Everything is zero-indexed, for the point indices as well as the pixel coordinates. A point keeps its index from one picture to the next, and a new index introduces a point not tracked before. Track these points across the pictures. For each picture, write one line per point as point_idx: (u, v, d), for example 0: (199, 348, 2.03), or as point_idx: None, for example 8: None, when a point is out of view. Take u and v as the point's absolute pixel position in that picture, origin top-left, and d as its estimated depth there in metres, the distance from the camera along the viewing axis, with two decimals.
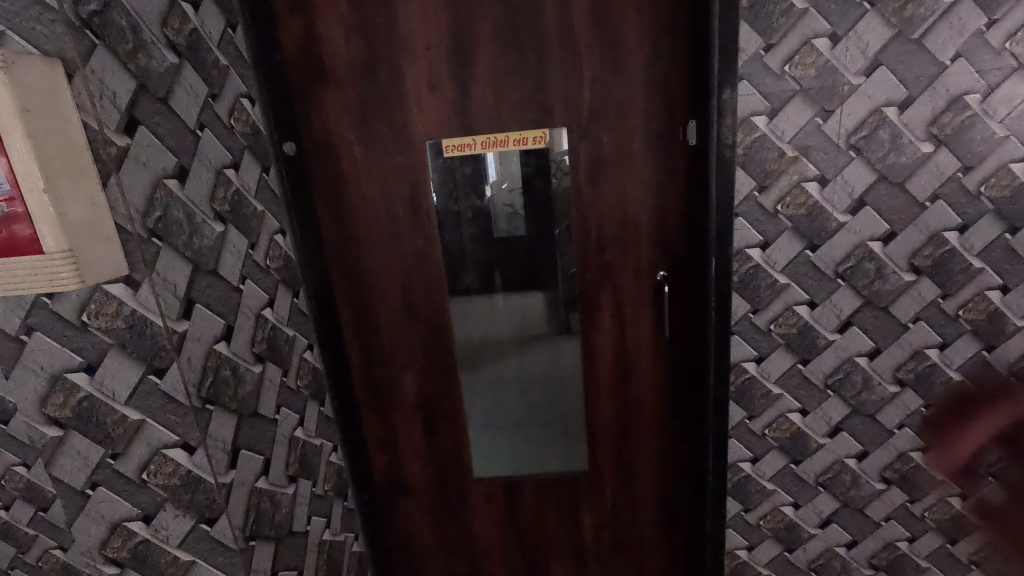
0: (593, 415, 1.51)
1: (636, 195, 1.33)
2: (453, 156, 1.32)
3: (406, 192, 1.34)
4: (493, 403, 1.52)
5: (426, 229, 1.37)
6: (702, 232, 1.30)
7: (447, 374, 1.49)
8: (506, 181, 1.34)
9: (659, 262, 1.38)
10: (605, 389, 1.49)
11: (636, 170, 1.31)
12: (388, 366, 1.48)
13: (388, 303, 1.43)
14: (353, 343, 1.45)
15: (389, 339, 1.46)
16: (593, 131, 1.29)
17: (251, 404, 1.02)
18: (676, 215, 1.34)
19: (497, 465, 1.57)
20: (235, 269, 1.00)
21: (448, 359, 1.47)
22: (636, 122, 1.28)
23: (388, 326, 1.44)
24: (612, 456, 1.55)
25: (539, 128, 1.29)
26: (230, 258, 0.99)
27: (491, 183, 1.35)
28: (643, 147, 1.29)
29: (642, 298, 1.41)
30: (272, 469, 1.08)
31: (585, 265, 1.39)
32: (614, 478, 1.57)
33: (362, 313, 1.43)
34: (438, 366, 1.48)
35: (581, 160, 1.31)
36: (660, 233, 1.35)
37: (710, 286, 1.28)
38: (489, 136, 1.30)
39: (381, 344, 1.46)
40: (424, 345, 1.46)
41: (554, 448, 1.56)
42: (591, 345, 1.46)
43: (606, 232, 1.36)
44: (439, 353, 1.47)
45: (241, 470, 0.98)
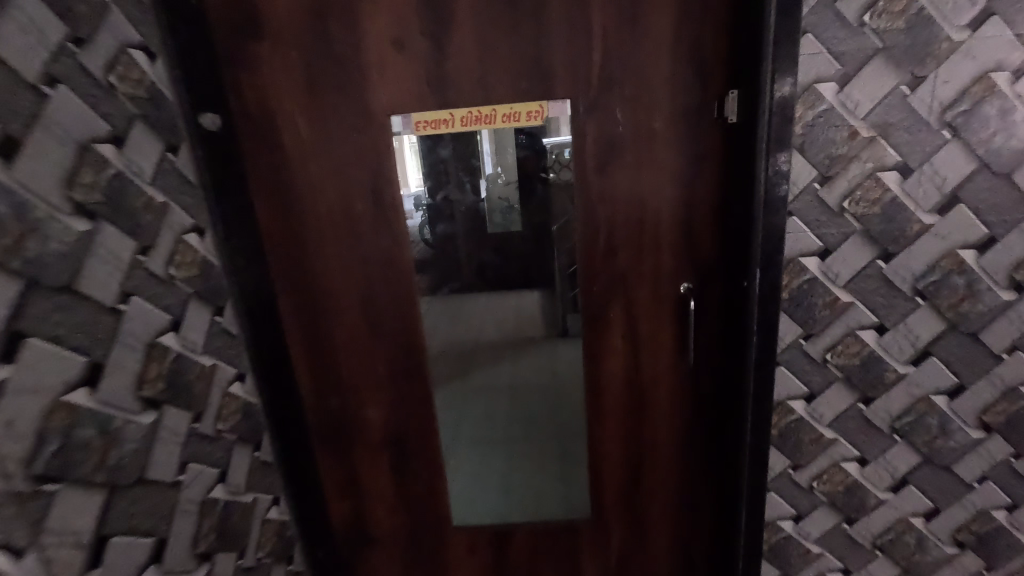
0: (596, 452, 1.24)
1: (657, 188, 1.06)
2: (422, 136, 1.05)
3: (368, 181, 1.06)
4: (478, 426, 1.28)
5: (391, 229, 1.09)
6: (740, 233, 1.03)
7: (419, 405, 1.21)
8: (502, 174, 1.12)
9: (683, 272, 1.10)
10: (614, 425, 1.22)
11: (658, 156, 1.03)
12: (350, 395, 1.20)
13: (346, 318, 1.15)
14: (303, 365, 1.17)
15: (349, 362, 1.18)
16: (604, 106, 1.01)
17: (135, 469, 0.74)
18: (706, 213, 1.06)
19: (482, 503, 1.33)
20: (110, 283, 0.72)
21: (420, 386, 1.20)
22: (659, 94, 1.00)
23: (345, 346, 1.17)
24: (619, 500, 1.28)
25: (536, 102, 1.02)
26: (101, 269, 0.71)
27: (486, 175, 1.12)
28: (666, 127, 1.02)
29: (661, 316, 1.14)
30: (171, 551, 0.81)
31: (591, 275, 1.11)
32: (623, 530, 1.30)
33: (313, 330, 1.15)
34: (408, 396, 1.21)
35: (588, 144, 1.03)
36: (684, 236, 1.08)
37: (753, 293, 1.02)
38: (470, 111, 1.03)
39: (337, 368, 1.18)
40: (391, 370, 1.19)
41: (553, 485, 1.32)
42: (597, 373, 1.18)
43: (619, 233, 1.09)
44: (409, 380, 1.19)
45: (114, 566, 0.71)
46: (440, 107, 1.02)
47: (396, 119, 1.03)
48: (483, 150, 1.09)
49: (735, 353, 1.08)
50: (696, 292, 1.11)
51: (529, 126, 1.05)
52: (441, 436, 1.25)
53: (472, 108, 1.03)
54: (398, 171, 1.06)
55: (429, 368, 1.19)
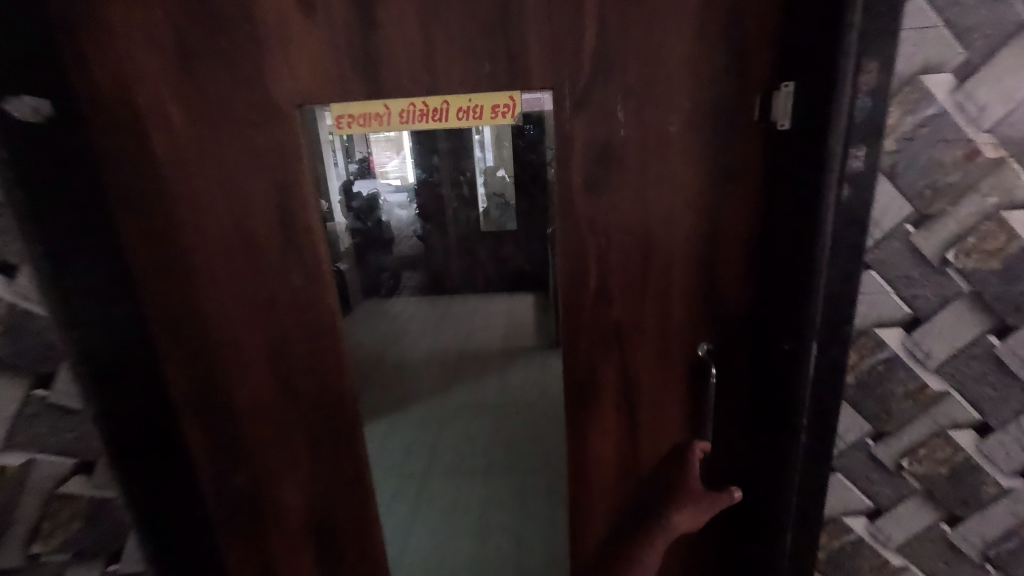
0: (583, 536, 0.94)
1: (671, 215, 0.76)
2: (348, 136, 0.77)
3: (270, 196, 0.77)
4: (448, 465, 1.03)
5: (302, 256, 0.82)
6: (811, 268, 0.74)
7: (351, 483, 0.93)
8: (501, 167, 0.80)
9: (701, 328, 0.82)
10: (601, 517, 0.94)
11: (673, 172, 0.74)
12: (260, 468, 0.92)
13: (249, 372, 0.86)
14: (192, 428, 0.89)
15: (256, 429, 0.90)
16: (601, 99, 0.72)
17: None
18: (734, 251, 0.78)
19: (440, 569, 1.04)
20: None
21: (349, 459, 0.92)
22: (680, 83, 0.71)
23: (249, 409, 0.89)
24: None
25: (505, 93, 0.73)
26: None
27: (483, 168, 0.81)
28: (685, 131, 0.73)
29: (667, 385, 0.85)
30: None
31: (577, 328, 0.83)
32: None
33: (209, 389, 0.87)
34: (336, 472, 0.92)
35: (576, 153, 0.74)
36: (705, 282, 0.79)
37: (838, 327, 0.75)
38: (413, 103, 0.74)
39: (242, 438, 0.90)
40: (313, 440, 0.91)
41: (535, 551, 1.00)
42: (580, 453, 0.90)
43: (615, 275, 0.80)
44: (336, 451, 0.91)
45: None
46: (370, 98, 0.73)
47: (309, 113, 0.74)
48: (478, 139, 0.77)
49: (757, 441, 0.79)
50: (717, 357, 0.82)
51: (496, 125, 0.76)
52: (373, 515, 0.97)
53: (416, 100, 0.73)
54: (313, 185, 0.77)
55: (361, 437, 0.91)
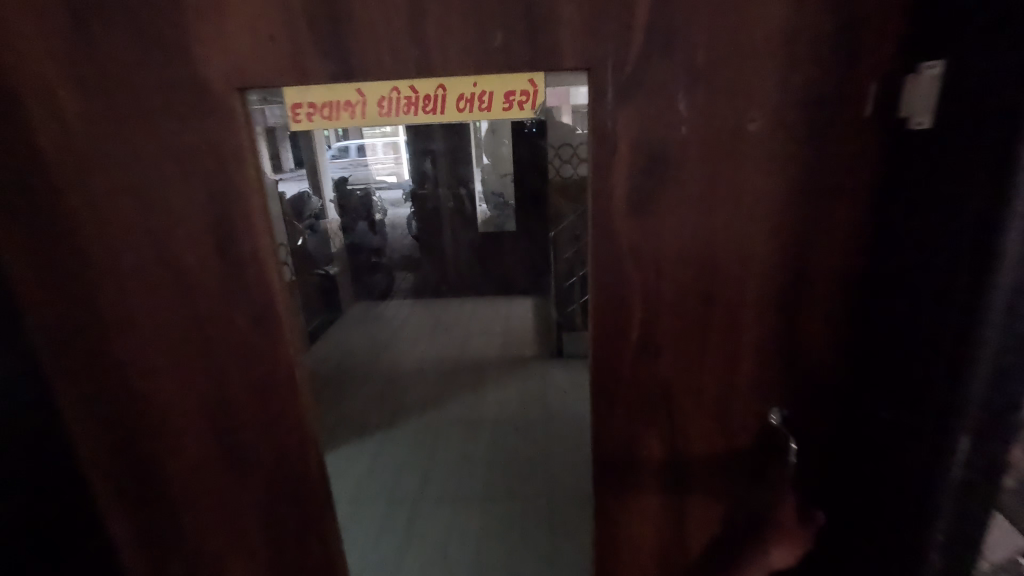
0: None
1: (744, 242, 0.57)
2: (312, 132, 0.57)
3: (202, 213, 0.56)
4: (441, 487, 1.20)
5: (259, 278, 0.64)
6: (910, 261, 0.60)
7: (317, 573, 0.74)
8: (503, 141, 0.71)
9: (776, 390, 0.63)
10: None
11: (750, 186, 0.55)
12: (204, 553, 0.73)
13: (182, 439, 0.66)
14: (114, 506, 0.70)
15: (196, 507, 0.70)
16: (658, 84, 0.52)
17: None
18: (826, 291, 0.58)
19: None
20: None
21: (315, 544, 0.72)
22: (770, 64, 0.51)
23: (185, 484, 0.69)
24: None
25: (523, 76, 0.53)
26: None
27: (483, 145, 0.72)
28: (772, 131, 0.53)
29: (728, 461, 0.66)
30: None
31: (611, 387, 0.64)
32: None
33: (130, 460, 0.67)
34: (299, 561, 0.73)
35: (621, 159, 0.54)
36: (785, 331, 0.60)
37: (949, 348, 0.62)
38: (396, 88, 0.53)
39: (180, 520, 0.71)
40: (268, 524, 0.71)
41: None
42: (609, 538, 0.71)
43: (665, 320, 0.60)
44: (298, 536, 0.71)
45: None
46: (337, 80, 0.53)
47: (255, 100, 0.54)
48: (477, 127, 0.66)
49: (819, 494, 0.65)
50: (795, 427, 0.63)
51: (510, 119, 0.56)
52: None
53: (400, 84, 0.53)
54: (260, 199, 0.57)
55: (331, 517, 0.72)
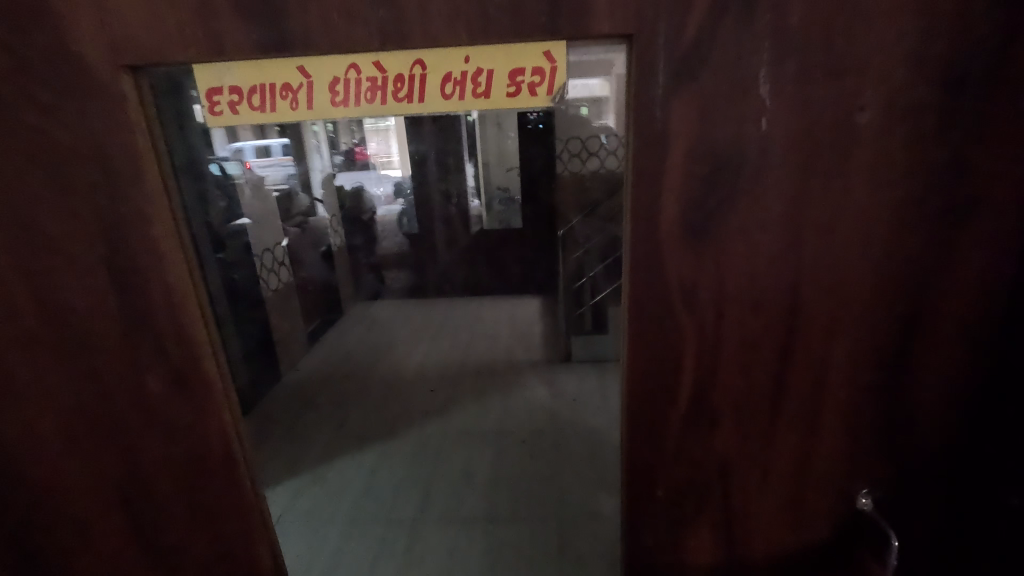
0: None
1: (843, 280, 0.41)
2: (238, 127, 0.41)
3: (89, 243, 0.40)
4: (442, 508, 0.86)
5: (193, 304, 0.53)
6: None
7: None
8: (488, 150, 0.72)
9: (873, 468, 0.46)
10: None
11: (859, 198, 0.39)
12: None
13: (93, 533, 0.51)
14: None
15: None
16: (733, 57, 0.36)
17: None
18: (950, 346, 0.42)
19: None
20: None
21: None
22: (899, 25, 0.35)
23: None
24: None
25: (536, 45, 0.37)
26: None
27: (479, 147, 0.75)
28: (894, 122, 0.37)
29: (794, 552, 0.50)
30: None
31: (652, 461, 0.48)
32: None
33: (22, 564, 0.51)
34: None
35: (675, 164, 0.39)
36: (894, 394, 0.44)
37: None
38: (354, 64, 0.38)
39: None
40: None
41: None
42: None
43: (726, 379, 0.45)
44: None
45: None
46: (269, 54, 0.37)
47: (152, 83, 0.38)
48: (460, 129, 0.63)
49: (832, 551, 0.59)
50: (892, 515, 0.47)
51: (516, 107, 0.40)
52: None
53: (360, 59, 0.37)
54: (167, 222, 0.40)
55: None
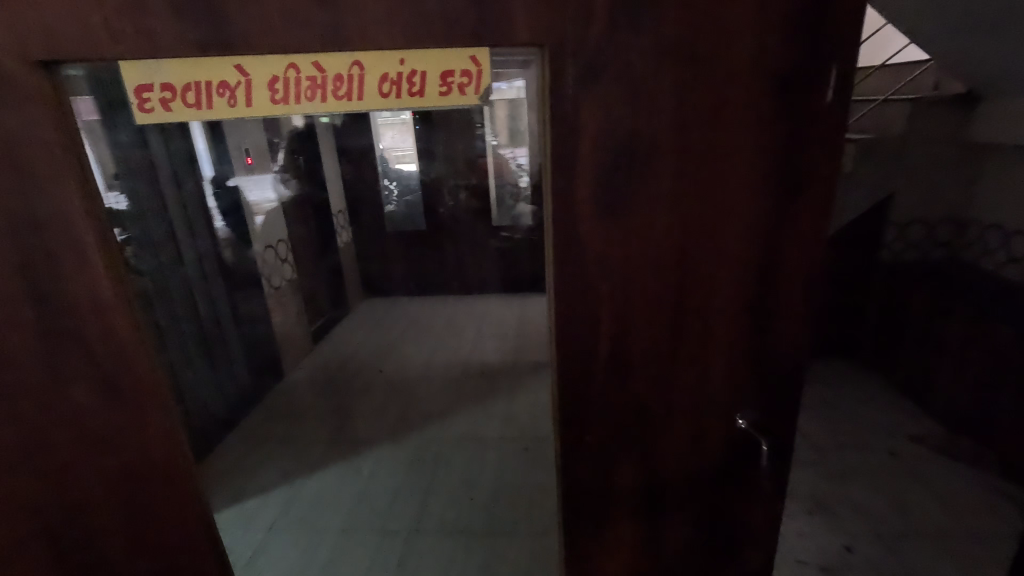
0: None
1: (717, 247, 0.50)
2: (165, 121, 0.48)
3: (9, 214, 0.46)
4: (436, 516, 1.17)
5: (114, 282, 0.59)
6: (978, 228, 1.64)
7: None
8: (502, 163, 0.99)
9: (745, 394, 0.57)
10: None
11: (721, 172, 0.48)
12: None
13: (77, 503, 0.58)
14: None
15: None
16: (629, 63, 0.44)
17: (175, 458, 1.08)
18: (799, 292, 0.53)
19: None
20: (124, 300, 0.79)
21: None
22: (754, 34, 0.43)
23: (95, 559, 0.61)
24: None
25: (464, 52, 0.44)
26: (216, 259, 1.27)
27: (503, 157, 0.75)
28: (751, 115, 0.46)
29: (695, 476, 0.60)
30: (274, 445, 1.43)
31: (580, 412, 0.57)
32: None
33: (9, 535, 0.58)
34: None
35: (586, 154, 0.46)
36: (758, 330, 0.54)
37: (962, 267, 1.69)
38: (294, 64, 0.44)
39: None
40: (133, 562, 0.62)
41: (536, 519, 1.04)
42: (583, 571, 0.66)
43: (636, 331, 0.54)
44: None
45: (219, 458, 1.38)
46: (204, 54, 0.43)
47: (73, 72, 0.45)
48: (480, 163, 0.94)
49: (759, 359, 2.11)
50: (767, 433, 0.58)
51: (449, 101, 0.49)
52: None
53: (300, 60, 0.44)
54: (92, 220, 0.48)
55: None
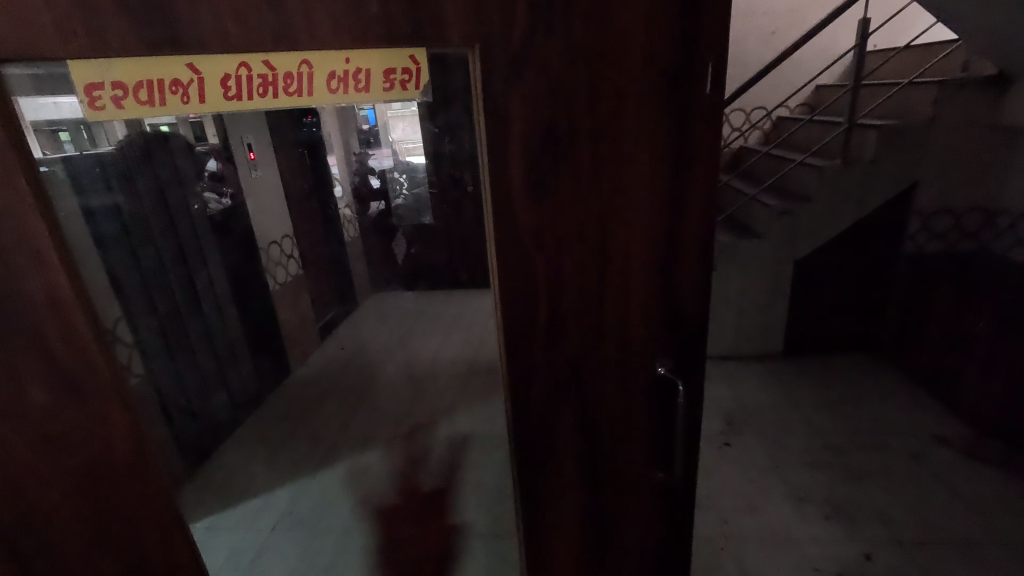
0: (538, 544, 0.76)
1: (629, 221, 0.57)
2: (113, 115, 0.56)
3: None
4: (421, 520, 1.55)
5: (47, 280, 0.62)
6: None
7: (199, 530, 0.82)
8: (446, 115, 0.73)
9: (659, 347, 0.64)
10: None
11: (623, 150, 0.54)
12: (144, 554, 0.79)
13: (82, 445, 0.71)
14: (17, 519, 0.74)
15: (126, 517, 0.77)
16: (551, 64, 0.51)
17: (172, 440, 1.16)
18: (699, 259, 0.60)
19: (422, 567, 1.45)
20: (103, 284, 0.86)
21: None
22: (650, 35, 0.50)
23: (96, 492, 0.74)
24: None
25: (403, 52, 0.52)
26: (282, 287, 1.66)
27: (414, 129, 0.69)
28: (648, 103, 0.52)
29: (627, 427, 0.68)
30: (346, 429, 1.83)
31: (524, 374, 0.64)
32: None
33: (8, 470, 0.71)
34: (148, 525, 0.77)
35: (517, 144, 0.53)
36: (666, 289, 0.61)
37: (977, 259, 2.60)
38: (245, 64, 0.52)
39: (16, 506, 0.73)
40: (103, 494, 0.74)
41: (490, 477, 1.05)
42: (537, 519, 0.74)
43: (562, 293, 0.60)
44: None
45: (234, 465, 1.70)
46: (156, 55, 0.51)
47: (13, 72, 0.55)
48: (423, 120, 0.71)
49: (806, 348, 2.93)
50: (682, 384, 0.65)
51: (394, 96, 0.57)
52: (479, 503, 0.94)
53: (251, 60, 0.52)
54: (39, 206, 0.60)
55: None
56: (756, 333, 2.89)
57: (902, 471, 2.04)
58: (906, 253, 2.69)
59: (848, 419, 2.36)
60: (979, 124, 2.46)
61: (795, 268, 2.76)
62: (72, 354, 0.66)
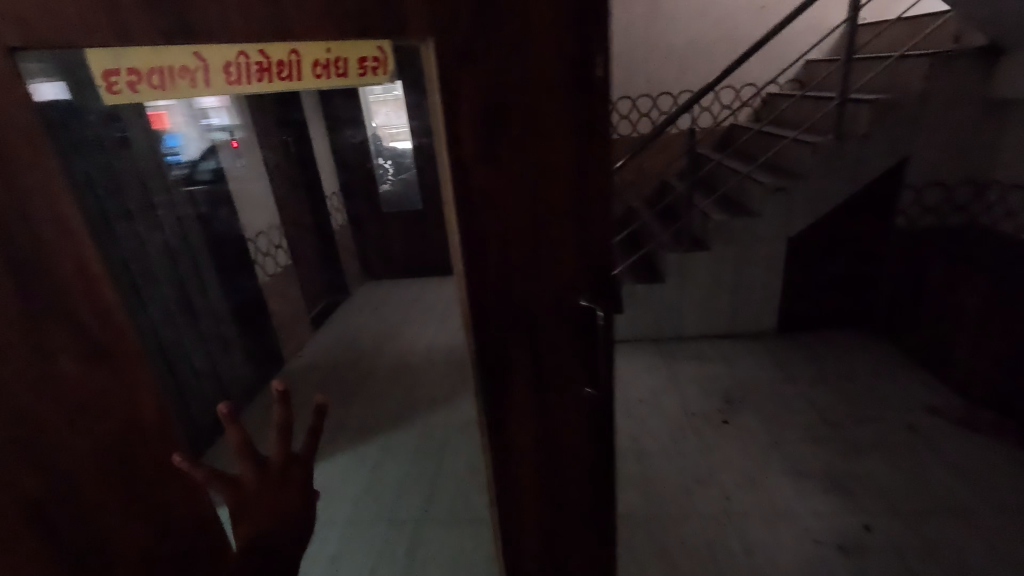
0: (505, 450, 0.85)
1: (556, 183, 0.68)
2: (129, 96, 0.64)
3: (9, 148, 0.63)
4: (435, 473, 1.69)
5: (75, 250, 0.69)
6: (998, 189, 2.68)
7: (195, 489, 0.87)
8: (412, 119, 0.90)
9: (580, 278, 0.74)
10: (531, 505, 0.91)
11: (540, 110, 0.64)
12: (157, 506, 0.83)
13: (100, 401, 0.76)
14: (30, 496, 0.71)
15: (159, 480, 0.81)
16: (504, 56, 0.62)
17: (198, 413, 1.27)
18: (602, 203, 0.70)
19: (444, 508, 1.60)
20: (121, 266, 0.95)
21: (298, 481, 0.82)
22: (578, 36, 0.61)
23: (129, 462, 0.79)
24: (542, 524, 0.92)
25: (373, 44, 0.63)
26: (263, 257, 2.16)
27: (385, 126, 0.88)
28: (566, 85, 0.63)
29: (566, 362, 0.79)
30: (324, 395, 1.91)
31: (482, 306, 0.74)
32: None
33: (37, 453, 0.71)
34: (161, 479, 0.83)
35: (467, 121, 0.64)
36: (583, 230, 0.71)
37: (967, 231, 2.71)
38: (243, 53, 0.61)
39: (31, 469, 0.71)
40: (119, 448, 0.78)
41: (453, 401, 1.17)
42: (503, 452, 0.86)
43: (500, 231, 0.70)
44: (267, 488, 0.79)
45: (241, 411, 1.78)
46: (171, 44, 0.59)
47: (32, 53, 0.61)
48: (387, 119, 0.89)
49: (799, 324, 3.03)
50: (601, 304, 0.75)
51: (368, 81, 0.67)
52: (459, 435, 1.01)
53: (247, 48, 0.61)
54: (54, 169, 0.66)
55: (295, 466, 0.83)
56: (750, 309, 3.00)
57: (893, 442, 2.15)
58: (899, 227, 2.85)
59: (843, 391, 2.47)
60: (967, 97, 2.53)
61: (787, 245, 2.85)
62: (99, 310, 0.73)
